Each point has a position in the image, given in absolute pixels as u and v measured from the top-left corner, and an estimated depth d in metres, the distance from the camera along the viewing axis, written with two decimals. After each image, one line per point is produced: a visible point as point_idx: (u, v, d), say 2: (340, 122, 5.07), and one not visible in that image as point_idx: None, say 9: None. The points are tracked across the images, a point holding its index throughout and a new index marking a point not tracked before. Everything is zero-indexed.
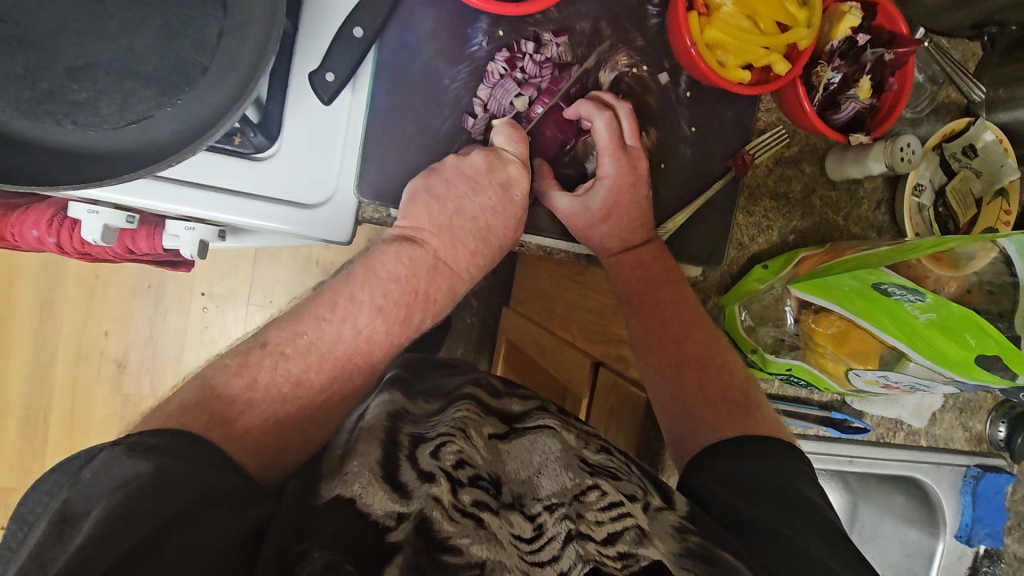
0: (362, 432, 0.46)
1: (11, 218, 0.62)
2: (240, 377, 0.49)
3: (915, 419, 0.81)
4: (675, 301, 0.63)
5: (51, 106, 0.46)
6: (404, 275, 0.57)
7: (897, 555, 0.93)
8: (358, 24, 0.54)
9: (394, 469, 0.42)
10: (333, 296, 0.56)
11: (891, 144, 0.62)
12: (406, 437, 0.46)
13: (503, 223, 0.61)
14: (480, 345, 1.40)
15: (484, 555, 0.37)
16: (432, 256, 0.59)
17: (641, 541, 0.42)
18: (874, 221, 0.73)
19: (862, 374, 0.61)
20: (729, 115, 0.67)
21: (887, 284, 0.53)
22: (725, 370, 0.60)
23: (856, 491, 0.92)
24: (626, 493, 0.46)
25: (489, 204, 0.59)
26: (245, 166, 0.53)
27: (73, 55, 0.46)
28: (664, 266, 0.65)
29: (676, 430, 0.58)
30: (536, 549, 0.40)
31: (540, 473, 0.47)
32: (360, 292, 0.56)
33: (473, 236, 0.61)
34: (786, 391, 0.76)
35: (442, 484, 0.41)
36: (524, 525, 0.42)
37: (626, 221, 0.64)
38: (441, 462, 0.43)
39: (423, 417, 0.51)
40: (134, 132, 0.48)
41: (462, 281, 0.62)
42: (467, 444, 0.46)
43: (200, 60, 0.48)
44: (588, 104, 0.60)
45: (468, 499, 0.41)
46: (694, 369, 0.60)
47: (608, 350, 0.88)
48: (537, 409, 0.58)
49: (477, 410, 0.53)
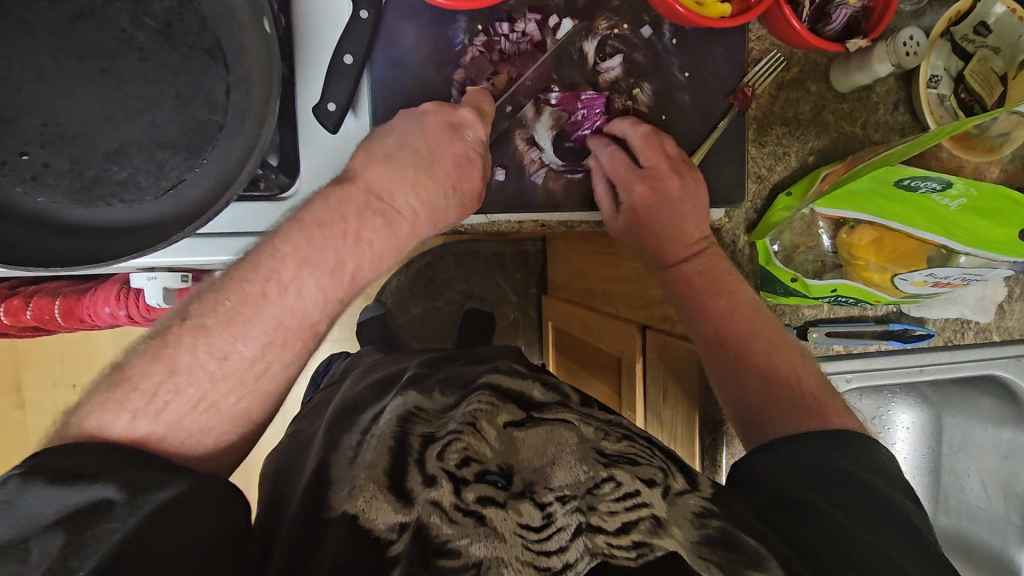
0: (376, 432, 0.53)
1: (84, 300, 0.68)
2: (161, 364, 0.46)
3: (981, 314, 0.78)
4: (729, 303, 0.63)
5: (97, 190, 0.51)
6: (328, 221, 0.51)
7: (994, 459, 0.92)
8: (347, 52, 0.56)
9: (402, 475, 0.47)
10: (254, 258, 0.50)
11: (893, 40, 0.61)
12: (416, 439, 0.51)
13: (450, 160, 0.57)
14: (528, 335, 1.43)
15: (483, 553, 0.41)
16: (364, 191, 0.53)
17: (655, 530, 0.44)
18: (894, 124, 0.72)
19: (909, 278, 0.62)
20: (720, 52, 0.66)
21: (906, 179, 0.53)
22: (787, 371, 0.60)
23: (933, 401, 0.91)
24: (642, 480, 0.48)
25: (434, 137, 0.56)
26: (276, 207, 0.58)
27: (108, 140, 0.50)
28: (709, 266, 0.64)
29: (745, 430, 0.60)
30: (544, 538, 0.42)
31: (555, 463, 0.49)
32: (281, 249, 0.49)
33: (414, 167, 0.55)
34: (838, 312, 0.75)
35: (443, 486, 0.46)
36: (534, 513, 0.44)
37: (687, 236, 0.65)
38: (444, 463, 0.48)
39: (438, 412, 0.58)
40: (173, 197, 0.52)
41: (402, 217, 0.54)
42: (473, 439, 0.50)
43: (214, 118, 0.52)
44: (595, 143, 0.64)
45: (471, 496, 0.45)
46: (757, 377, 0.60)
47: (652, 313, 0.90)
48: (558, 402, 0.62)
49: (492, 400, 0.57)
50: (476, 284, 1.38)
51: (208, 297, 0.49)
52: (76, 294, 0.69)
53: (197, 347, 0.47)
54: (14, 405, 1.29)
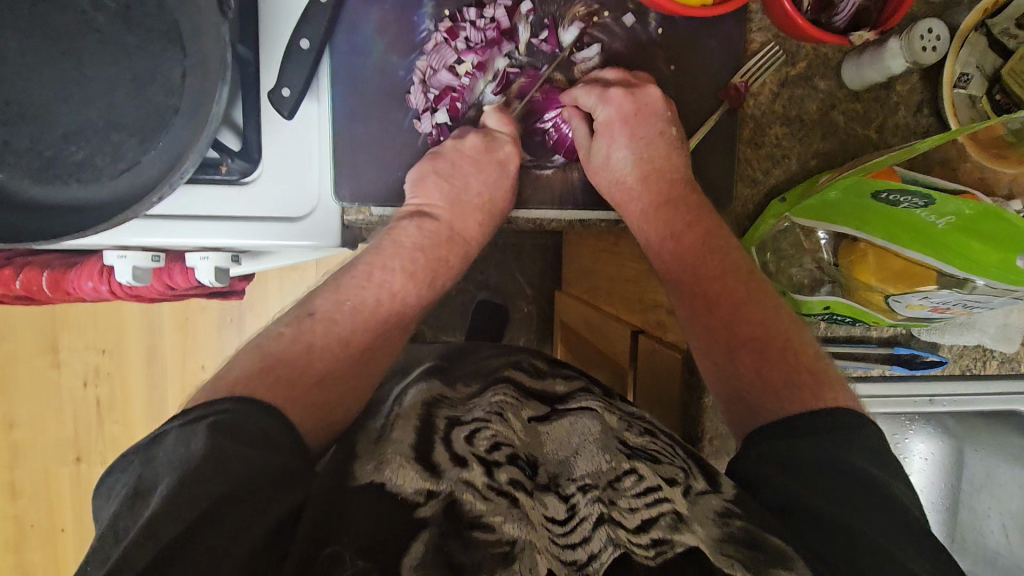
0: (400, 414, 0.51)
1: (72, 273, 0.70)
2: None
3: (1005, 344, 0.68)
4: (718, 273, 0.57)
5: (55, 169, 0.52)
6: (425, 244, 0.60)
7: (1020, 501, 0.83)
8: (304, 36, 0.55)
9: (427, 448, 0.45)
10: (366, 268, 0.58)
11: (909, 33, 0.54)
12: (442, 420, 0.49)
13: (504, 197, 0.62)
14: (542, 331, 1.40)
15: (516, 534, 0.39)
16: (448, 228, 0.61)
17: (677, 526, 0.42)
18: (916, 127, 0.64)
19: (903, 300, 0.55)
20: (712, 44, 0.62)
21: (886, 192, 0.48)
22: (786, 350, 0.53)
23: (956, 435, 0.83)
24: (664, 477, 0.46)
25: (491, 180, 0.60)
26: (235, 192, 0.57)
27: (67, 120, 0.51)
28: (700, 232, 0.59)
29: (733, 420, 0.54)
30: (569, 531, 0.42)
31: (577, 454, 0.49)
32: (390, 262, 0.58)
33: (480, 210, 0.62)
34: (837, 331, 0.69)
35: (474, 469, 0.44)
36: (558, 506, 0.44)
37: (660, 192, 0.61)
38: (475, 447, 0.46)
39: (463, 399, 0.55)
40: (127, 178, 0.52)
41: (475, 246, 0.64)
42: (502, 427, 0.48)
43: (170, 101, 0.52)
44: (577, 87, 0.60)
45: (504, 478, 0.43)
46: (750, 354, 0.54)
47: (645, 317, 0.85)
48: (581, 390, 0.60)
49: (515, 394, 0.56)
50: (491, 275, 1.35)
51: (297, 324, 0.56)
52: (66, 268, 0.71)
53: None
54: (50, 365, 1.37)
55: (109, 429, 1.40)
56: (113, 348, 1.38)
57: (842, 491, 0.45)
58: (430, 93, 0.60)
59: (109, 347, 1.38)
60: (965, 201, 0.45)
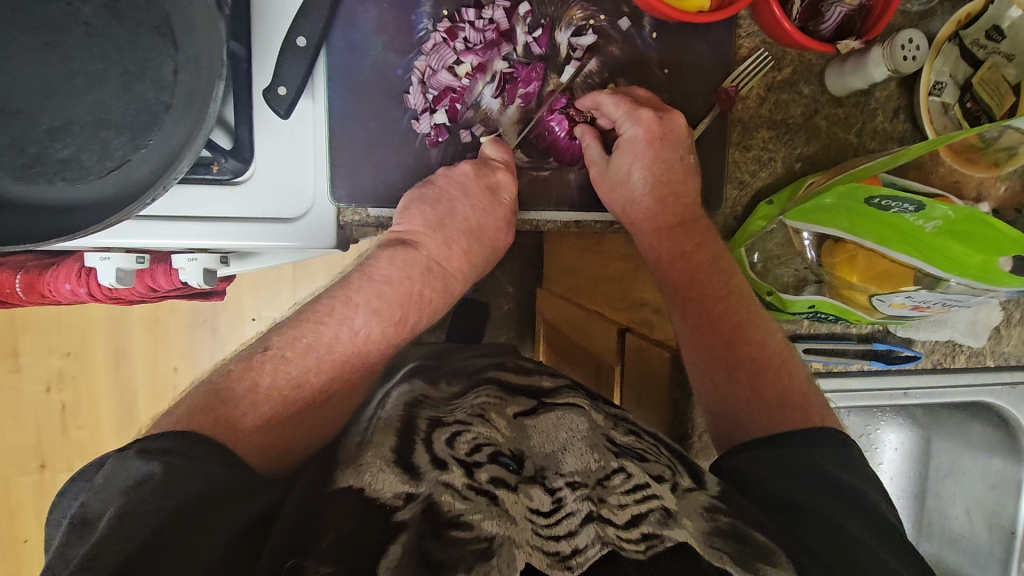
0: (382, 417, 0.51)
1: (46, 275, 0.67)
2: (249, 378, 0.51)
3: (973, 338, 0.75)
4: (722, 293, 0.60)
5: (39, 167, 0.49)
6: (396, 276, 0.59)
7: (982, 488, 0.85)
8: (301, 33, 0.54)
9: (409, 451, 0.45)
10: (330, 301, 0.57)
11: (891, 43, 0.57)
12: (424, 421, 0.49)
13: (495, 224, 0.62)
14: (522, 329, 1.40)
15: (496, 530, 0.38)
16: (427, 258, 0.60)
17: (666, 522, 0.42)
18: (893, 132, 0.67)
19: (887, 299, 0.59)
20: (704, 48, 0.63)
21: (877, 197, 0.50)
22: (781, 373, 0.57)
23: (922, 423, 0.90)
24: (653, 475, 0.47)
25: (480, 207, 0.60)
26: (226, 191, 0.55)
27: (52, 116, 0.49)
28: (707, 252, 0.62)
29: (720, 432, 0.58)
30: (554, 522, 0.40)
31: (565, 449, 0.48)
32: (355, 297, 0.57)
33: (467, 234, 0.63)
34: (819, 329, 0.71)
35: (454, 470, 0.43)
36: (543, 498, 0.42)
37: (674, 214, 0.63)
38: (455, 450, 0.45)
39: (444, 400, 0.55)
40: (116, 178, 0.50)
41: (456, 281, 0.63)
42: (484, 429, 0.48)
43: (161, 97, 0.50)
44: (601, 94, 0.60)
45: (484, 477, 0.43)
46: (747, 376, 0.57)
47: (632, 315, 0.86)
48: (567, 387, 0.61)
49: (498, 394, 0.57)
50: None
51: (287, 331, 0.55)
52: (39, 270, 0.68)
53: (287, 365, 0.53)
54: (9, 369, 1.31)
55: (75, 435, 1.35)
56: (78, 351, 1.32)
57: (824, 492, 0.48)
58: (429, 93, 0.60)
59: (73, 350, 1.32)
60: (948, 207, 0.47)
